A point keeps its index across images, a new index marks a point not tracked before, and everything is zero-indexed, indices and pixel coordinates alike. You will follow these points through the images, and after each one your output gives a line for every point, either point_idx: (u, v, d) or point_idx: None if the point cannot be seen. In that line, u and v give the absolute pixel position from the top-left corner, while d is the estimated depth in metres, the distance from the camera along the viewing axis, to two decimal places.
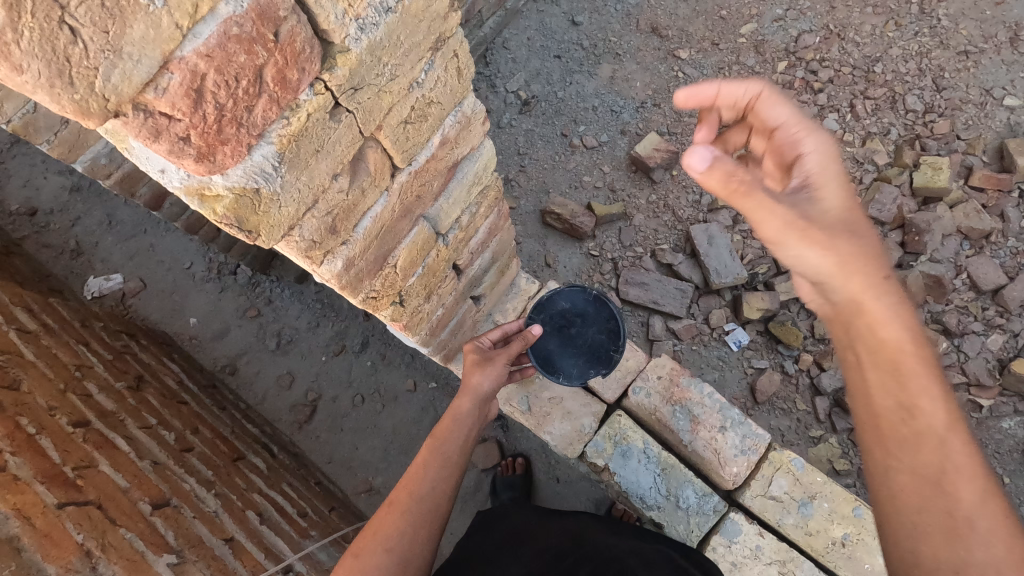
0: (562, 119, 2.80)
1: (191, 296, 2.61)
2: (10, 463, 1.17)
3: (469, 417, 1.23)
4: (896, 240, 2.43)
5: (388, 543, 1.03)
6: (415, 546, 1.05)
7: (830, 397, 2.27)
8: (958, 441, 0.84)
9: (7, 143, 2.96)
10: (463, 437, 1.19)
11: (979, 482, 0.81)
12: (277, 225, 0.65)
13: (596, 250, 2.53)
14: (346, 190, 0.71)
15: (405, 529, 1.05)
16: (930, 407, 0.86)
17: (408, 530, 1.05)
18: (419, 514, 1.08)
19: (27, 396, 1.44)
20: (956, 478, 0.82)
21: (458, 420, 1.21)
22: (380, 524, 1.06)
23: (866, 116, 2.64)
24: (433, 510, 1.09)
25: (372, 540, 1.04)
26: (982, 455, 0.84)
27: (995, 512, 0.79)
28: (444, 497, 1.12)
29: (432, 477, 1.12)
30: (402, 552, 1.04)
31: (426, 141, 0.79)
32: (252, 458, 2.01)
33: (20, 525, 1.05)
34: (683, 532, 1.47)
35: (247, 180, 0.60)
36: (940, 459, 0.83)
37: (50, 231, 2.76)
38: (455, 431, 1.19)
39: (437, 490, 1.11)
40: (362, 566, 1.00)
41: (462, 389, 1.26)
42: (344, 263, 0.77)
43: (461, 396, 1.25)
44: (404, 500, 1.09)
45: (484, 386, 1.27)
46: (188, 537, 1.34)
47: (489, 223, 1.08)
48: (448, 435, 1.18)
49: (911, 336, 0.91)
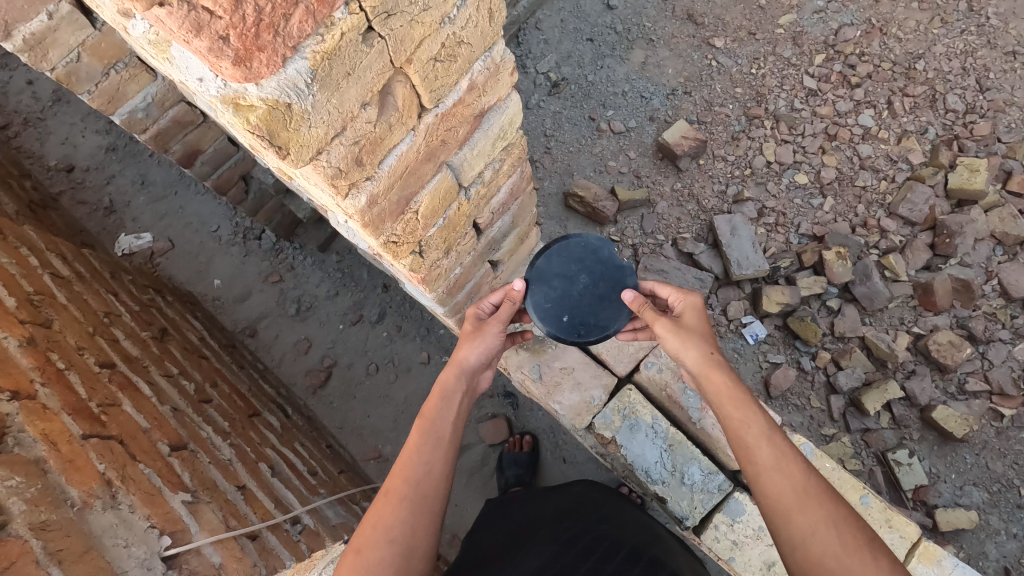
0: (591, 102, 2.78)
1: (216, 259, 2.67)
2: (40, 393, 1.22)
3: (458, 392, 1.20)
4: (925, 241, 2.38)
5: (390, 534, 1.01)
6: (418, 533, 1.03)
7: (845, 396, 2.24)
8: (798, 468, 1.01)
9: (48, 101, 3.05)
10: (453, 413, 1.17)
11: (824, 502, 0.97)
12: (307, 146, 0.61)
13: (616, 236, 2.52)
14: (374, 122, 0.67)
15: (406, 516, 1.04)
16: (767, 443, 1.04)
17: (408, 518, 1.03)
18: (418, 501, 1.06)
19: (58, 334, 1.49)
20: (809, 502, 0.97)
21: (447, 397, 1.19)
22: (379, 516, 1.04)
23: (903, 114, 2.57)
24: (432, 493, 1.07)
25: (373, 533, 1.02)
26: (817, 479, 1.01)
27: (841, 524, 0.94)
28: (443, 477, 1.10)
29: (424, 459, 1.10)
30: (406, 541, 1.02)
31: (454, 84, 0.75)
32: (267, 416, 2.06)
33: (47, 449, 1.09)
34: (686, 508, 1.47)
35: (280, 94, 0.55)
36: (795, 485, 0.99)
37: (85, 188, 2.85)
38: (444, 409, 1.17)
39: (433, 471, 1.09)
40: (366, 562, 0.98)
41: (447, 364, 1.24)
42: (368, 199, 0.73)
43: (447, 370, 1.23)
44: (400, 488, 1.06)
45: (472, 361, 1.24)
46: (202, 479, 1.37)
47: (511, 183, 1.07)
48: (437, 415, 1.16)
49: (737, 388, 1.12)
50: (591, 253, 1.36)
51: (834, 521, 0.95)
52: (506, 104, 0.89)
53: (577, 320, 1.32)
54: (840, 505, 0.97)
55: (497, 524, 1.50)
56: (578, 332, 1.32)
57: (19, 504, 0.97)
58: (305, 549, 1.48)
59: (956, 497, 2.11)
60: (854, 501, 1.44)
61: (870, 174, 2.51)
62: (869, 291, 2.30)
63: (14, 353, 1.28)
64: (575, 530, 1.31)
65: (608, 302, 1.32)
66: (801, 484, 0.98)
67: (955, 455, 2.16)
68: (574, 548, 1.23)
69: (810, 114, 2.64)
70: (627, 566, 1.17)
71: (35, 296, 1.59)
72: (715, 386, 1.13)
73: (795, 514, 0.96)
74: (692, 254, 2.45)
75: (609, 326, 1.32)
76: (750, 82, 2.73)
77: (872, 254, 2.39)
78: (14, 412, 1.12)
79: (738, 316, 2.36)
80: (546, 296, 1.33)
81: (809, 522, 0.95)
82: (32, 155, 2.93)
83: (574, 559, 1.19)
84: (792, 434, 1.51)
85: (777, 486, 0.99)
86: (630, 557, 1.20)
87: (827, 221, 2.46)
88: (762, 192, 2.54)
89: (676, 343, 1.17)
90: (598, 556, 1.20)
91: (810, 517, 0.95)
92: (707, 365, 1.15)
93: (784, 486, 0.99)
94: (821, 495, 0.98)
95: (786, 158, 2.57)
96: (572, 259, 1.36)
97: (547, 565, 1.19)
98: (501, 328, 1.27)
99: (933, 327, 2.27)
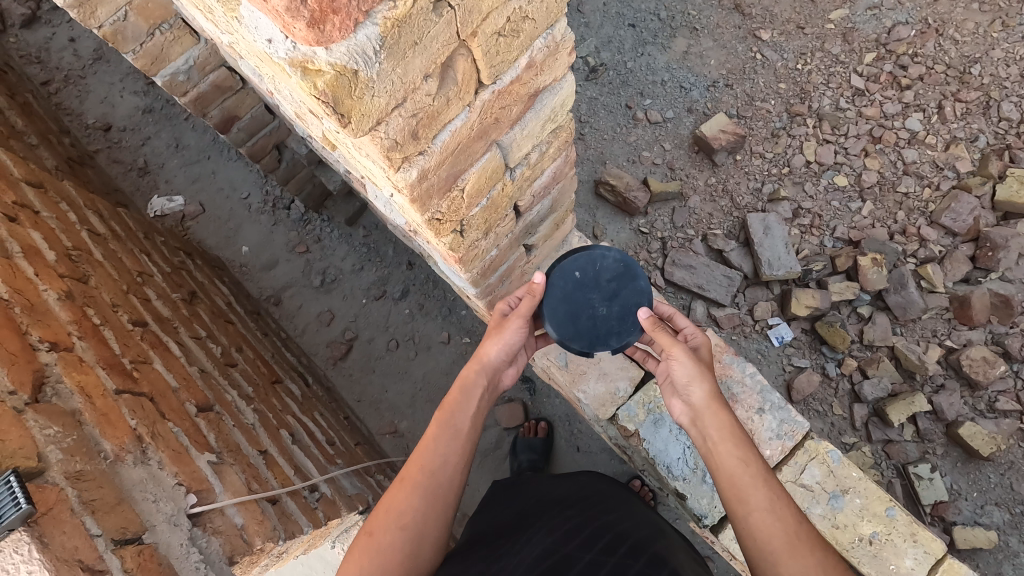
0: (628, 90, 2.72)
1: (245, 226, 2.70)
2: (76, 346, 1.24)
3: (478, 389, 1.18)
4: (966, 253, 2.30)
5: (402, 520, 1.02)
6: (429, 522, 1.04)
7: (870, 406, 2.20)
8: (791, 513, 0.97)
9: (89, 59, 3.08)
10: (472, 409, 1.16)
11: (818, 552, 0.92)
12: (367, 115, 0.60)
13: (645, 228, 2.48)
14: (434, 95, 0.66)
15: (418, 504, 1.04)
16: (760, 485, 1.00)
17: (422, 506, 1.04)
18: (431, 491, 1.06)
19: (94, 290, 1.51)
20: (800, 547, 0.93)
21: (467, 392, 1.17)
22: (393, 502, 1.04)
23: (954, 120, 2.48)
24: (446, 483, 1.07)
25: (386, 517, 1.03)
26: (811, 525, 0.97)
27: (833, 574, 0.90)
28: (457, 469, 1.09)
29: (442, 450, 1.10)
30: (417, 528, 1.02)
31: (514, 61, 0.74)
32: (289, 383, 2.09)
33: (82, 401, 1.11)
34: (706, 507, 1.45)
35: (348, 60, 0.54)
36: (786, 530, 0.95)
37: (121, 148, 2.88)
38: (464, 403, 1.16)
39: (449, 464, 1.09)
40: (377, 545, 0.99)
41: (471, 359, 1.23)
42: (419, 174, 0.72)
43: (469, 366, 1.22)
44: (415, 476, 1.06)
45: (495, 358, 1.23)
46: (227, 441, 1.39)
47: (555, 167, 1.06)
48: (455, 407, 1.15)
49: (734, 423, 1.08)
50: (622, 330, 1.30)
51: (824, 568, 0.91)
52: (560, 85, 0.88)
53: (567, 285, 1.29)
54: (832, 552, 0.94)
55: (502, 508, 1.43)
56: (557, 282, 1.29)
57: (56, 453, 0.99)
58: (322, 517, 1.50)
59: (976, 516, 2.07)
60: (880, 513, 1.41)
61: (913, 181, 2.43)
62: (903, 300, 2.24)
63: (53, 304, 1.30)
64: (578, 520, 1.23)
65: (563, 321, 1.29)
66: (794, 526, 0.95)
67: (979, 473, 2.11)
68: (577, 538, 1.15)
69: (855, 114, 2.56)
70: (628, 563, 1.05)
71: (73, 251, 1.61)
72: (712, 420, 1.09)
73: (786, 558, 0.92)
74: (722, 252, 2.41)
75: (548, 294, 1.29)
76: (795, 78, 2.64)
77: (909, 262, 2.32)
78: (52, 362, 1.14)
79: (764, 317, 2.32)
80: (609, 272, 1.31)
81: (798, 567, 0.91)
82: (71, 112, 2.97)
83: (575, 549, 1.11)
84: (820, 440, 1.48)
85: (768, 528, 0.95)
86: (633, 553, 1.09)
87: (864, 226, 2.39)
88: (798, 192, 2.48)
89: (689, 371, 1.13)
90: (602, 549, 1.11)
91: (801, 561, 0.91)
92: (712, 408, 1.10)
93: (775, 529, 0.95)
94: (814, 539, 0.95)
95: (827, 159, 2.50)
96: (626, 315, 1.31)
97: (546, 552, 1.11)
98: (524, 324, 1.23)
99: (966, 342, 2.21)
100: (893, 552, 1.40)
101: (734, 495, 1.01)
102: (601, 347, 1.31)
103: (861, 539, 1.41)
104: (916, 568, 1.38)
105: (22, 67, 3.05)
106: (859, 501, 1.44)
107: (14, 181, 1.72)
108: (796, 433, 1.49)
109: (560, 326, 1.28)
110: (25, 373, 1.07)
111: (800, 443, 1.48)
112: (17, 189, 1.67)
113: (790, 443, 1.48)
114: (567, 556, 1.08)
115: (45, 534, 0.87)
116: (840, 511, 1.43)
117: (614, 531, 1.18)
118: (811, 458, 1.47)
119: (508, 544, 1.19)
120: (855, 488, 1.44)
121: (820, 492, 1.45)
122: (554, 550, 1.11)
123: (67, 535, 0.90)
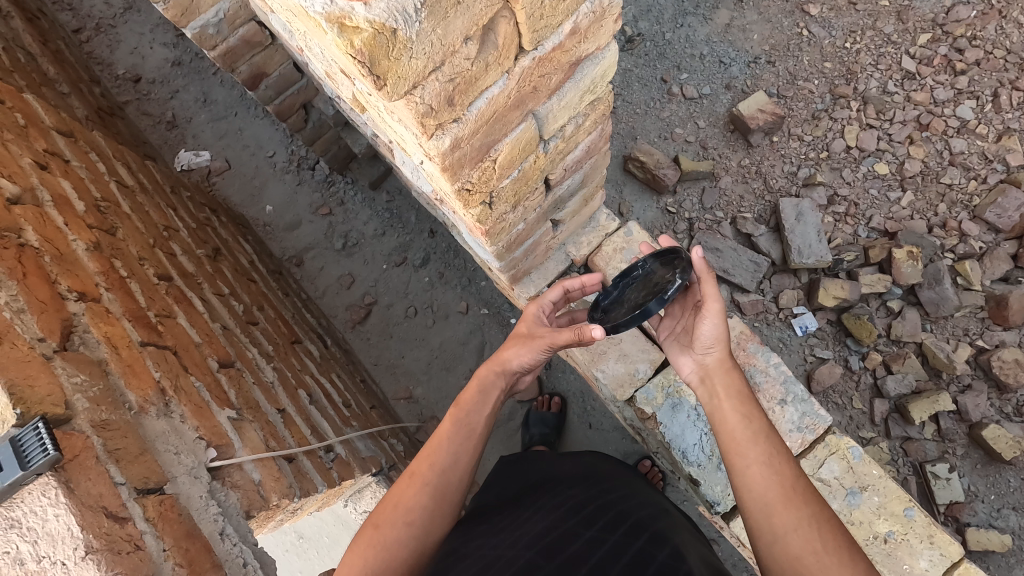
0: (665, 63, 2.62)
1: (270, 184, 2.70)
2: (103, 297, 1.25)
3: (494, 391, 1.21)
4: (1008, 251, 2.21)
5: (409, 517, 1.03)
6: (436, 519, 1.05)
7: (891, 402, 2.16)
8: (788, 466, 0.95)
9: (120, 8, 3.05)
10: (486, 410, 1.17)
11: (811, 507, 0.90)
12: (404, 78, 0.57)
13: (673, 207, 2.42)
14: (473, 60, 0.62)
15: (426, 502, 1.05)
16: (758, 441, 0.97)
17: (430, 505, 1.05)
18: (440, 489, 1.07)
19: (121, 242, 1.52)
20: (792, 499, 0.90)
21: (483, 392, 1.19)
22: (400, 497, 1.05)
23: (1008, 110, 2.35)
24: (455, 482, 1.08)
25: (393, 512, 1.03)
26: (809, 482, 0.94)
27: (826, 529, 0.87)
28: (467, 468, 1.11)
29: (452, 448, 1.11)
30: (422, 525, 1.03)
31: (557, 26, 0.70)
32: (308, 344, 2.12)
33: (109, 351, 1.13)
34: (719, 494, 1.45)
35: (388, 17, 0.51)
36: (781, 484, 0.92)
37: (150, 100, 2.88)
38: (478, 403, 1.17)
39: (459, 462, 1.10)
40: (383, 538, 1.00)
41: (490, 362, 1.25)
42: (451, 142, 0.69)
43: (488, 367, 1.24)
44: (425, 473, 1.07)
45: (516, 366, 1.23)
46: (247, 399, 1.42)
47: (589, 141, 1.02)
48: (470, 407, 1.16)
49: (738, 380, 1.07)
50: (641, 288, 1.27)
51: (817, 522, 0.88)
52: (603, 54, 0.83)
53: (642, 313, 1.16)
54: (825, 508, 0.91)
55: (507, 483, 1.42)
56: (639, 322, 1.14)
57: (82, 401, 0.99)
58: (336, 477, 1.53)
59: (991, 519, 2.04)
60: (898, 512, 1.39)
61: (958, 172, 2.32)
62: (936, 297, 2.17)
63: (82, 254, 1.31)
64: (581, 497, 1.21)
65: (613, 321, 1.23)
66: (790, 480, 0.93)
67: (998, 477, 2.07)
68: (578, 515, 1.14)
69: (903, 99, 2.43)
70: (628, 541, 1.03)
71: (101, 202, 1.61)
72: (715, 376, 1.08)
73: (779, 509, 0.90)
74: (751, 236, 2.35)
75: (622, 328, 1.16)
76: (841, 57, 2.52)
77: (946, 257, 2.24)
78: (80, 312, 1.15)
79: (789, 305, 2.27)
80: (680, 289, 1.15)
81: (791, 519, 0.88)
82: (101, 62, 2.97)
83: (575, 526, 1.09)
84: (842, 435, 1.46)
85: (764, 480, 0.93)
86: (634, 530, 1.07)
87: (902, 218, 2.31)
88: (835, 178, 2.39)
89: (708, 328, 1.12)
90: (602, 527, 1.08)
91: (795, 514, 0.89)
92: (726, 367, 1.09)
93: (771, 481, 0.93)
94: (809, 494, 0.92)
95: (868, 145, 2.39)
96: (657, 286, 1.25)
97: (546, 528, 1.09)
98: (551, 346, 1.19)
99: (999, 343, 2.14)
100: (907, 552, 1.38)
101: (731, 448, 0.98)
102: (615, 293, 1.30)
103: (875, 537, 1.39)
104: (930, 570, 1.36)
105: (54, 14, 3.04)
106: (877, 499, 1.42)
107: (45, 129, 1.72)
108: (818, 427, 1.46)
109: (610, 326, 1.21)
110: (54, 321, 1.08)
111: (821, 437, 1.46)
112: (48, 138, 1.68)
113: (810, 436, 1.46)
114: (566, 533, 1.07)
115: (71, 479, 0.89)
116: (857, 508, 1.41)
117: (616, 507, 1.16)
118: (831, 453, 1.45)
119: (511, 519, 1.18)
120: (874, 485, 1.42)
121: (838, 488, 1.43)
122: (553, 527, 1.10)
123: (92, 482, 0.91)
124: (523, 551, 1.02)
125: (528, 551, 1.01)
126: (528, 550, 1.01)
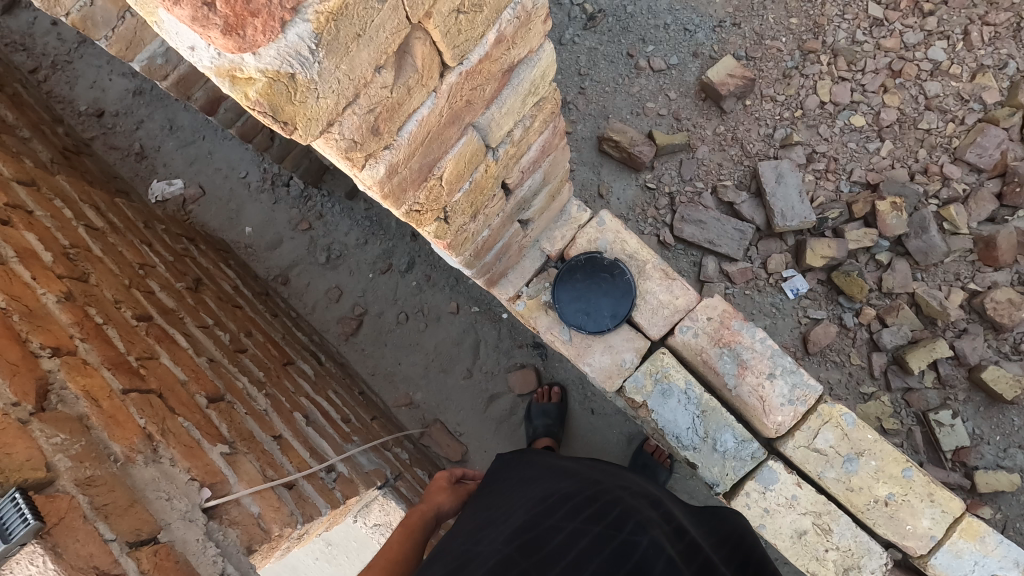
0: (629, 37, 2.56)
1: (247, 205, 2.67)
2: (79, 348, 1.24)
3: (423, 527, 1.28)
4: (992, 190, 2.20)
5: None
6: None
7: (888, 354, 2.15)
8: None
9: (73, 42, 2.97)
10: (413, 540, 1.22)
11: None
12: (314, 118, 0.55)
13: (652, 183, 2.39)
14: (390, 87, 0.61)
15: None
16: None
17: None
18: None
19: (95, 288, 1.51)
20: None
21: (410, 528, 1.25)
22: None
23: (980, 46, 2.31)
24: None
25: None
26: None
27: None
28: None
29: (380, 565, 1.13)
30: None
31: (481, 37, 0.68)
32: (301, 363, 2.11)
33: (88, 405, 1.12)
34: (717, 475, 1.47)
35: (280, 64, 0.49)
36: None
37: (117, 133, 2.84)
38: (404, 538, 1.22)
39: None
40: None
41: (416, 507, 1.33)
42: (387, 169, 0.69)
43: (414, 511, 1.32)
44: None
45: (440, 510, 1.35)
46: (240, 430, 1.41)
47: (543, 140, 1.00)
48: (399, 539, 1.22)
49: None
50: (609, 291, 1.52)
51: None
52: (538, 56, 0.81)
53: (577, 303, 1.51)
54: None
55: (501, 474, 1.37)
56: (568, 305, 1.52)
57: (64, 461, 0.99)
58: (339, 497, 1.52)
59: (999, 460, 2.05)
60: (896, 474, 1.40)
61: (936, 116, 2.29)
62: (924, 245, 2.16)
63: (53, 307, 1.29)
64: (569, 491, 1.16)
65: (575, 288, 1.52)
66: None
67: (1002, 417, 2.07)
68: (563, 506, 1.09)
69: (873, 47, 2.38)
70: (609, 535, 0.99)
71: (70, 249, 1.59)
72: None
73: None
74: (733, 204, 2.32)
75: (561, 299, 1.52)
76: (807, 11, 2.45)
77: (931, 204, 2.22)
78: (55, 368, 1.14)
79: (778, 269, 2.25)
80: (608, 313, 1.51)
81: None
82: (62, 100, 2.91)
83: (559, 518, 1.06)
84: (834, 403, 1.45)
85: None
86: (617, 522, 1.02)
87: (883, 168, 2.28)
88: (813, 136, 2.35)
89: None
90: (586, 519, 1.04)
91: None
92: None
93: None
94: None
95: (842, 98, 2.35)
96: (609, 292, 1.52)
97: (529, 522, 1.06)
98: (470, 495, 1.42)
99: (991, 284, 2.13)
100: (909, 512, 1.39)
101: None
102: (600, 271, 1.53)
103: (876, 501, 1.40)
104: (932, 528, 1.37)
105: (7, 56, 2.96)
106: (875, 463, 1.42)
107: (5, 180, 1.69)
108: (809, 397, 1.45)
109: (569, 283, 1.53)
110: (28, 382, 1.07)
111: (813, 407, 1.45)
112: (9, 189, 1.65)
113: (802, 408, 1.45)
114: (549, 526, 1.04)
115: (58, 544, 0.89)
116: (855, 474, 1.42)
117: (605, 498, 1.11)
118: (825, 422, 1.45)
119: (497, 515, 1.15)
120: (870, 450, 1.42)
121: (834, 456, 1.43)
122: (537, 520, 1.06)
123: (81, 543, 0.91)
124: (501, 547, 0.99)
125: (506, 547, 0.99)
126: (507, 546, 0.99)
